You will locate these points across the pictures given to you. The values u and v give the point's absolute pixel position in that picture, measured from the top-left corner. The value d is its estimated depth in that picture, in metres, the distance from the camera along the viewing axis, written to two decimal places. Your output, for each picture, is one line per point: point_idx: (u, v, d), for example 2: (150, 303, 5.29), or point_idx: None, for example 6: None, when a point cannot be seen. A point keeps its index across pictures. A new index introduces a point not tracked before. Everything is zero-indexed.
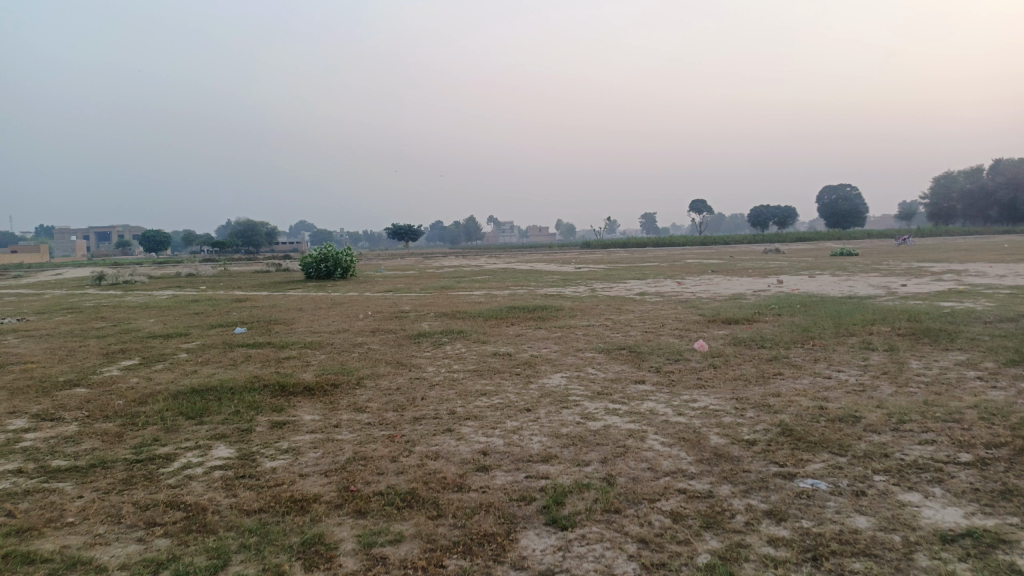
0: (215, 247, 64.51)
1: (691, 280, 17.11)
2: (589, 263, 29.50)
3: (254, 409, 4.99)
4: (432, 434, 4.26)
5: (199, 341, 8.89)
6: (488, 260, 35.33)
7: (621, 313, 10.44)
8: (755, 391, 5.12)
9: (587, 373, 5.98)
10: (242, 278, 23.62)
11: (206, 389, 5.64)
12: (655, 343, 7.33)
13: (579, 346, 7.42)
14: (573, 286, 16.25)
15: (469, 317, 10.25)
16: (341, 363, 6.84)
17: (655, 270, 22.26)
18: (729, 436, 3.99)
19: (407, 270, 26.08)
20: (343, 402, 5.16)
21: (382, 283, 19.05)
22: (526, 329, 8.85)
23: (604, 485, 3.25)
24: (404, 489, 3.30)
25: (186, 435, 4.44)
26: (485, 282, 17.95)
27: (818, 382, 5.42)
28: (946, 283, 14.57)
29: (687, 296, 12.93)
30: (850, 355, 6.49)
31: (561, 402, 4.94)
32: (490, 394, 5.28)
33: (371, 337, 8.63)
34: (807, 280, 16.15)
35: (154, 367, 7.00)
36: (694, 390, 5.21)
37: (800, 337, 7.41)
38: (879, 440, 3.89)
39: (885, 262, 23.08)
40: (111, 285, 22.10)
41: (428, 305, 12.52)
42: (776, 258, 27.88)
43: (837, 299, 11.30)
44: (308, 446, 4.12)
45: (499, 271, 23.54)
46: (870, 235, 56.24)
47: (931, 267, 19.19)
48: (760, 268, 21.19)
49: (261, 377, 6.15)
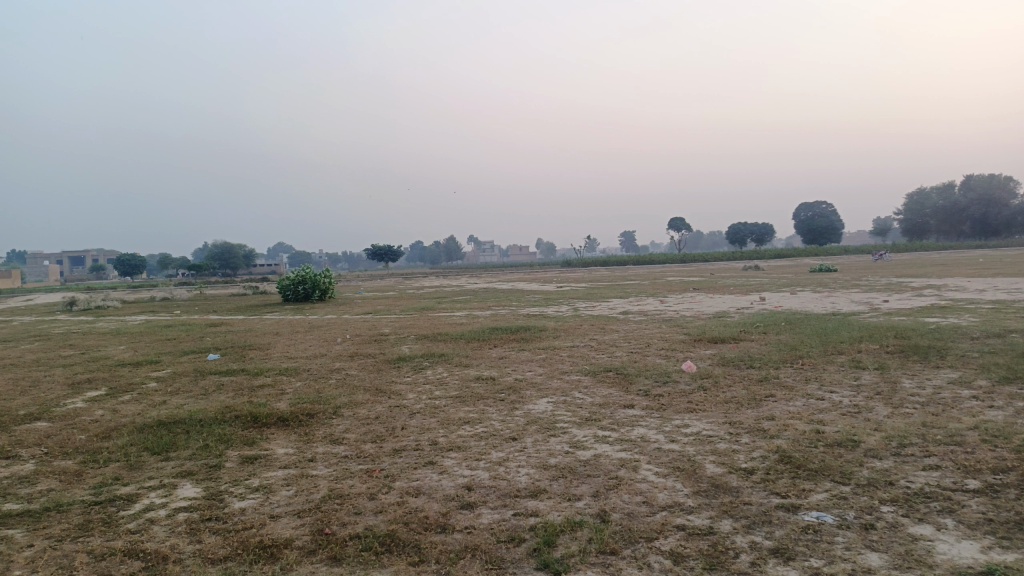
0: (192, 271, 63.61)
1: (673, 298, 17.01)
2: (571, 281, 29.37)
3: (224, 443, 4.72)
4: (413, 467, 4.03)
5: (170, 369, 8.56)
6: (469, 279, 35.11)
7: (606, 333, 10.26)
8: (748, 415, 4.95)
9: (574, 397, 5.78)
10: (218, 302, 23.19)
11: (175, 422, 5.35)
12: (642, 365, 7.15)
13: (564, 368, 7.22)
14: (555, 305, 16.10)
15: (450, 340, 10.02)
16: (318, 390, 6.58)
17: (637, 287, 22.17)
18: (726, 464, 3.81)
19: (388, 291, 25.76)
20: (320, 433, 4.91)
21: (361, 305, 18.75)
22: (509, 352, 8.64)
23: (597, 523, 3.05)
24: (383, 531, 3.07)
25: (150, 473, 4.16)
26: (466, 303, 17.75)
27: (812, 404, 5.27)
28: (926, 298, 14.57)
29: (670, 314, 12.81)
30: (841, 374, 6.35)
31: (548, 430, 4.73)
32: (473, 422, 5.06)
33: (350, 362, 8.36)
34: (790, 297, 16.10)
35: (121, 398, 6.69)
36: (686, 415, 5.02)
37: (788, 356, 7.27)
38: (881, 466, 3.73)
39: (864, 277, 23.20)
40: (82, 311, 21.55)
41: (408, 326, 12.28)
42: (756, 274, 27.97)
43: (822, 316, 11.21)
44: (281, 483, 3.87)
45: (481, 291, 23.35)
46: (847, 250, 56.85)
47: (911, 283, 19.29)
48: (741, 286, 21.18)
49: (234, 407, 5.87)
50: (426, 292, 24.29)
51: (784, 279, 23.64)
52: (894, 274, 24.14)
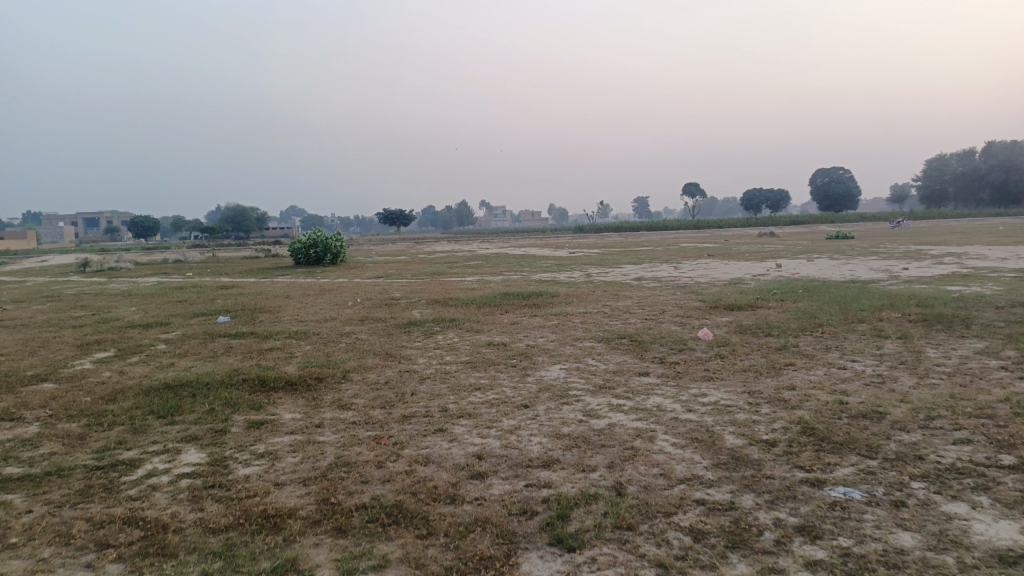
0: (204, 233, 63.74)
1: (687, 265, 16.76)
2: (585, 246, 29.12)
3: (230, 407, 4.62)
4: (423, 435, 3.92)
5: (180, 331, 8.48)
6: (481, 244, 34.98)
7: (619, 299, 10.08)
8: (768, 384, 4.80)
9: (587, 364, 5.65)
10: (230, 265, 23.13)
11: (181, 385, 5.27)
12: (657, 332, 7.00)
13: (577, 334, 7.09)
14: (568, 270, 15.92)
15: (461, 305, 9.89)
16: (327, 354, 6.47)
17: (651, 253, 21.94)
18: (746, 436, 3.66)
19: (399, 256, 25.66)
20: (327, 398, 4.80)
21: (372, 269, 18.63)
22: (521, 317, 8.50)
23: (613, 496, 2.92)
24: (390, 501, 2.96)
25: (155, 437, 4.08)
26: (478, 267, 17.61)
27: (834, 374, 5.10)
28: (947, 266, 14.26)
29: (685, 281, 12.61)
30: (863, 343, 6.17)
31: (561, 398, 4.60)
32: (485, 388, 4.93)
33: (360, 326, 8.27)
34: (807, 264, 15.81)
35: (129, 360, 6.62)
36: (703, 384, 4.88)
37: (807, 324, 7.09)
38: (909, 439, 3.57)
39: (881, 244, 22.83)
40: (95, 273, 21.57)
41: (420, 291, 12.17)
42: (771, 241, 27.60)
43: (841, 283, 10.96)
44: (286, 450, 3.77)
45: (492, 256, 23.16)
46: (864, 217, 56.17)
47: (930, 250, 18.91)
48: (756, 252, 20.88)
49: (241, 371, 5.78)
50: (438, 256, 24.09)
51: (800, 246, 23.34)
52: (911, 242, 23.79)
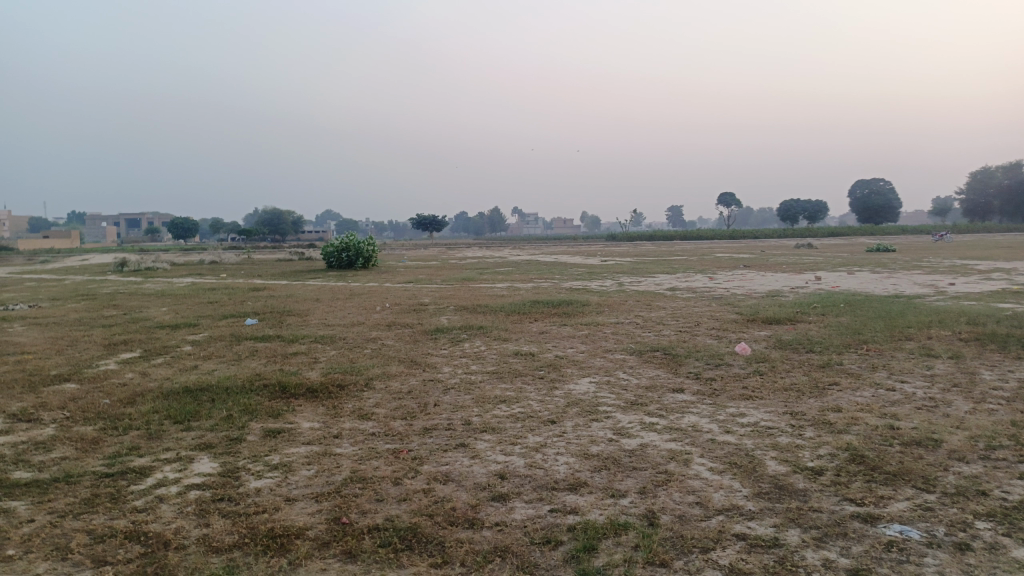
0: (242, 235, 64.74)
1: (724, 275, 16.39)
2: (618, 254, 28.83)
3: (248, 414, 4.49)
4: (443, 450, 3.73)
5: (206, 332, 8.43)
6: (513, 252, 34.90)
7: (652, 309, 9.81)
8: (811, 405, 4.51)
9: (619, 378, 5.41)
10: (262, 267, 23.31)
11: (201, 389, 5.16)
12: (691, 345, 6.73)
13: (608, 346, 6.85)
14: (599, 279, 15.65)
15: (490, 312, 9.71)
16: (351, 360, 6.33)
17: (687, 263, 21.55)
18: (789, 463, 3.40)
19: (431, 260, 25.53)
20: (348, 407, 4.64)
21: (403, 274, 18.57)
22: (550, 326, 8.29)
23: (645, 527, 2.69)
24: (405, 524, 2.77)
25: (169, 444, 3.95)
26: (509, 274, 17.40)
27: (882, 396, 4.79)
28: (996, 282, 13.70)
29: (720, 292, 12.28)
30: (911, 363, 5.83)
31: (590, 414, 4.37)
32: (510, 401, 4.73)
33: (386, 332, 8.12)
34: (847, 277, 15.35)
35: (154, 361, 6.56)
36: (742, 403, 4.61)
37: (851, 341, 6.75)
38: (969, 471, 3.26)
39: (925, 258, 22.12)
40: (131, 272, 21.86)
41: (449, 296, 12.04)
42: (809, 253, 27.01)
43: (884, 298, 10.54)
44: (301, 461, 3.60)
45: (523, 263, 22.99)
46: (905, 230, 54.87)
47: (978, 265, 18.24)
48: (792, 264, 20.39)
49: (263, 375, 5.66)
50: (468, 262, 24.06)
51: (840, 258, 22.74)
52: (957, 256, 23.07)
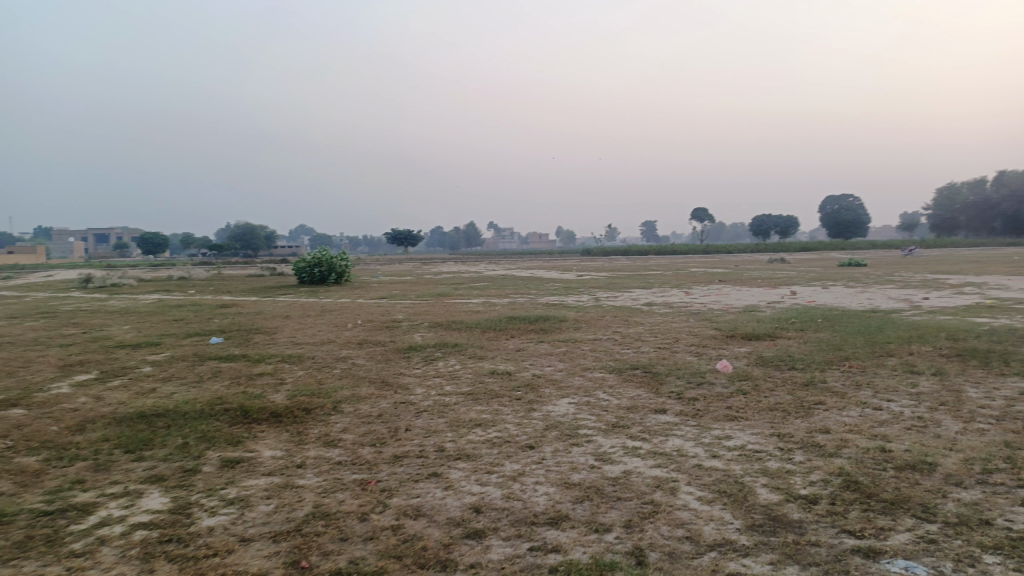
0: (213, 249, 63.83)
1: (699, 290, 16.36)
2: (593, 269, 28.85)
3: (205, 442, 4.20)
4: (414, 480, 3.48)
5: (168, 352, 8.08)
6: (488, 266, 34.78)
7: (630, 325, 9.66)
8: (798, 426, 4.34)
9: (598, 399, 5.20)
10: (232, 283, 22.79)
11: (157, 414, 4.85)
12: (672, 363, 6.54)
13: (587, 364, 6.65)
14: (576, 294, 15.50)
15: (465, 328, 9.48)
16: (319, 382, 6.05)
17: (662, 278, 21.46)
18: (781, 491, 3.22)
19: (405, 276, 25.20)
20: (313, 433, 4.38)
21: (376, 290, 18.28)
22: (527, 343, 8.07)
23: (633, 567, 2.48)
24: (371, 567, 2.53)
25: (117, 477, 3.65)
26: (484, 289, 17.20)
27: (869, 416, 4.63)
28: (968, 296, 13.79)
29: (698, 307, 12.19)
30: (896, 380, 5.71)
31: (570, 438, 4.16)
32: (486, 425, 4.50)
33: (357, 351, 7.84)
34: (822, 292, 15.36)
35: (110, 384, 6.20)
36: (727, 424, 4.43)
37: (832, 358, 6.63)
38: (969, 498, 3.09)
39: (894, 273, 22.32)
40: (96, 288, 21.23)
41: (423, 313, 11.79)
42: (782, 267, 27.26)
43: (861, 313, 10.50)
44: (261, 495, 3.34)
45: (498, 278, 22.76)
46: (874, 244, 55.66)
47: (948, 280, 18.43)
48: (766, 279, 20.44)
49: (225, 399, 5.35)
50: (442, 277, 23.81)
51: (813, 273, 22.88)
52: (927, 270, 23.34)
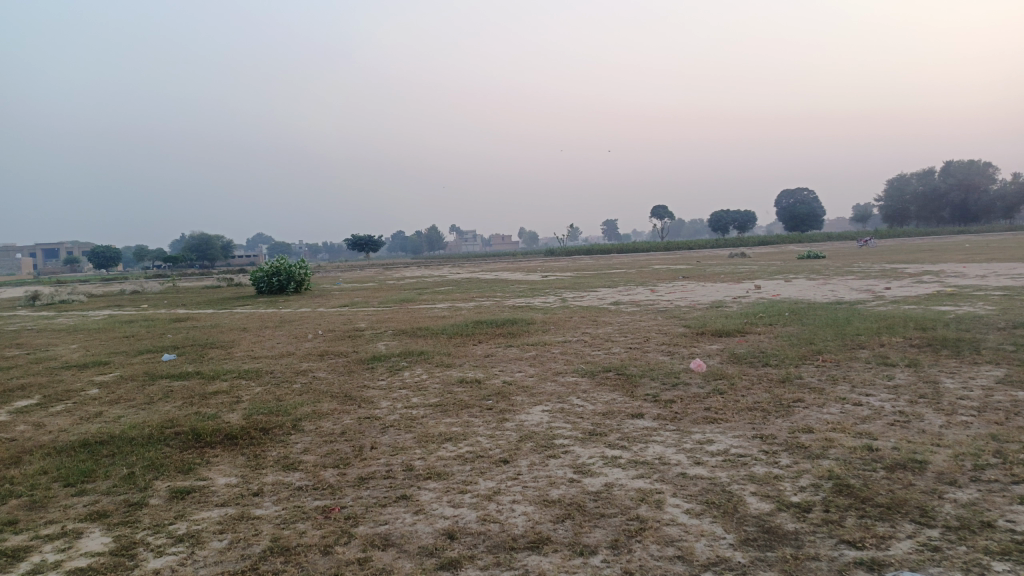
0: (168, 262, 62.28)
1: (664, 287, 16.35)
2: (556, 270, 28.73)
3: (153, 472, 3.87)
4: (381, 505, 3.23)
5: (117, 372, 7.65)
6: (450, 270, 34.42)
7: (599, 326, 9.49)
8: (780, 427, 4.20)
9: (572, 405, 4.99)
10: (188, 296, 22.05)
11: (101, 442, 4.49)
12: (644, 364, 6.38)
13: (558, 368, 6.45)
14: (541, 296, 15.33)
15: (431, 335, 9.21)
16: (278, 399, 5.72)
17: (626, 277, 21.41)
18: (772, 499, 3.05)
19: (367, 283, 24.78)
20: (272, 456, 4.09)
21: (337, 298, 17.85)
22: (495, 349, 7.83)
23: None
24: None
25: (53, 516, 3.31)
26: (448, 294, 16.92)
27: (850, 413, 4.51)
28: (928, 285, 13.95)
29: (665, 305, 12.09)
30: (871, 374, 5.62)
31: (545, 449, 3.94)
32: (456, 439, 4.25)
33: (318, 363, 7.53)
34: (786, 285, 15.44)
35: (53, 409, 5.78)
36: (708, 427, 4.26)
37: (806, 352, 6.53)
38: (965, 499, 2.96)
39: (852, 264, 22.58)
40: (44, 306, 20.36)
41: (386, 320, 11.49)
42: (743, 262, 27.53)
43: (826, 305, 10.49)
44: (213, 530, 3.05)
45: (462, 281, 22.50)
46: (829, 237, 56.74)
47: (906, 270, 18.70)
48: (729, 274, 20.55)
49: (176, 422, 5.00)
50: (405, 282, 23.43)
51: (774, 267, 23.11)
52: (884, 260, 23.74)
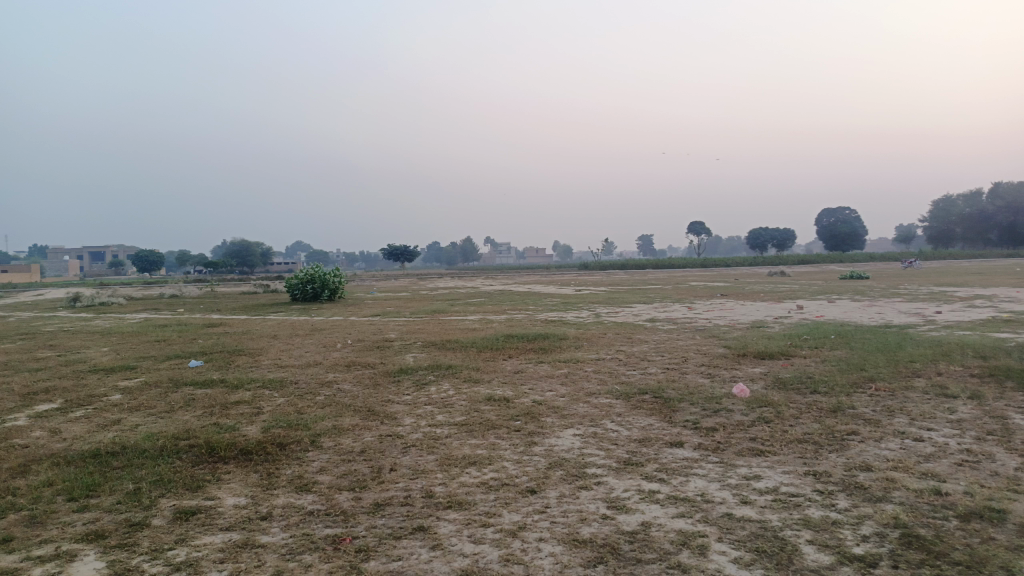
0: (208, 267, 63.35)
1: (702, 305, 15.91)
2: (589, 285, 28.39)
3: (161, 488, 3.67)
4: (396, 537, 2.96)
5: (142, 378, 7.54)
6: (483, 281, 34.28)
7: (634, 344, 9.15)
8: (834, 463, 3.84)
9: (606, 430, 4.67)
10: (224, 301, 22.17)
11: (113, 453, 4.31)
12: (683, 386, 6.03)
13: (591, 388, 6.14)
14: (575, 310, 15.01)
15: (461, 348, 8.96)
16: (299, 412, 5.50)
17: (663, 293, 20.96)
18: (832, 549, 2.71)
19: (400, 293, 24.78)
20: (286, 475, 3.86)
21: (368, 307, 17.72)
22: (525, 365, 7.54)
23: None
24: None
25: (50, 534, 3.10)
26: (480, 306, 16.70)
27: (911, 449, 4.13)
28: (983, 310, 13.31)
29: (703, 323, 11.68)
30: (931, 406, 5.20)
31: (577, 479, 3.64)
32: (481, 463, 3.98)
33: (344, 375, 7.31)
34: (829, 306, 14.94)
35: (72, 415, 5.65)
36: (755, 460, 3.92)
37: (857, 379, 6.12)
38: None
39: (897, 286, 21.75)
40: (82, 308, 20.65)
41: (417, 331, 11.28)
42: (783, 281, 26.85)
43: (874, 329, 9.97)
44: (213, 559, 2.81)
45: (495, 293, 22.29)
46: (873, 256, 55.14)
47: (957, 292, 17.95)
48: (770, 292, 19.99)
49: (192, 433, 4.82)
50: (438, 293, 23.24)
51: (815, 286, 22.36)
52: (932, 283, 22.79)
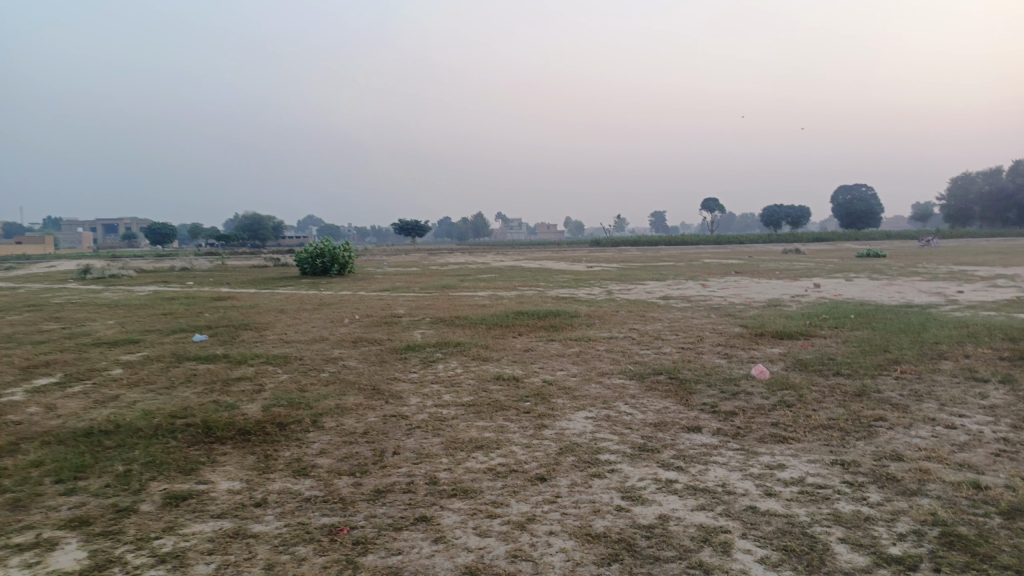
0: (219, 240, 63.34)
1: (716, 282, 15.62)
2: (601, 260, 28.06)
3: (153, 470, 3.50)
4: (397, 528, 2.78)
5: (146, 352, 7.38)
6: (494, 257, 34.01)
7: (648, 322, 8.91)
8: (862, 452, 3.62)
9: (620, 413, 4.46)
10: (234, 274, 22.00)
11: (107, 432, 4.15)
12: (699, 367, 5.81)
13: (604, 368, 5.92)
14: (587, 287, 14.76)
15: (470, 325, 8.76)
16: (301, 389, 5.33)
17: (676, 270, 20.62)
18: (867, 550, 2.49)
19: (410, 267, 24.49)
20: (285, 458, 3.68)
21: (377, 282, 17.49)
22: (536, 343, 7.33)
23: None
24: None
25: (32, 519, 2.94)
26: (491, 281, 16.48)
27: (944, 437, 3.89)
28: (1006, 289, 12.93)
29: (718, 301, 11.42)
30: (961, 390, 4.96)
31: (589, 466, 3.44)
32: (489, 448, 3.78)
33: (350, 351, 7.13)
34: (847, 284, 14.60)
35: (70, 390, 5.50)
36: (778, 448, 3.71)
37: (881, 362, 5.87)
38: None
39: (917, 264, 21.30)
40: (92, 280, 20.59)
41: (426, 307, 11.09)
42: (798, 258, 26.44)
43: (896, 308, 9.68)
44: (201, 550, 2.63)
45: (506, 269, 22.01)
46: (890, 235, 54.31)
47: (977, 271, 17.51)
48: (786, 270, 19.60)
49: (190, 411, 4.65)
50: (448, 268, 22.97)
51: (832, 264, 21.97)
52: (953, 261, 22.28)
